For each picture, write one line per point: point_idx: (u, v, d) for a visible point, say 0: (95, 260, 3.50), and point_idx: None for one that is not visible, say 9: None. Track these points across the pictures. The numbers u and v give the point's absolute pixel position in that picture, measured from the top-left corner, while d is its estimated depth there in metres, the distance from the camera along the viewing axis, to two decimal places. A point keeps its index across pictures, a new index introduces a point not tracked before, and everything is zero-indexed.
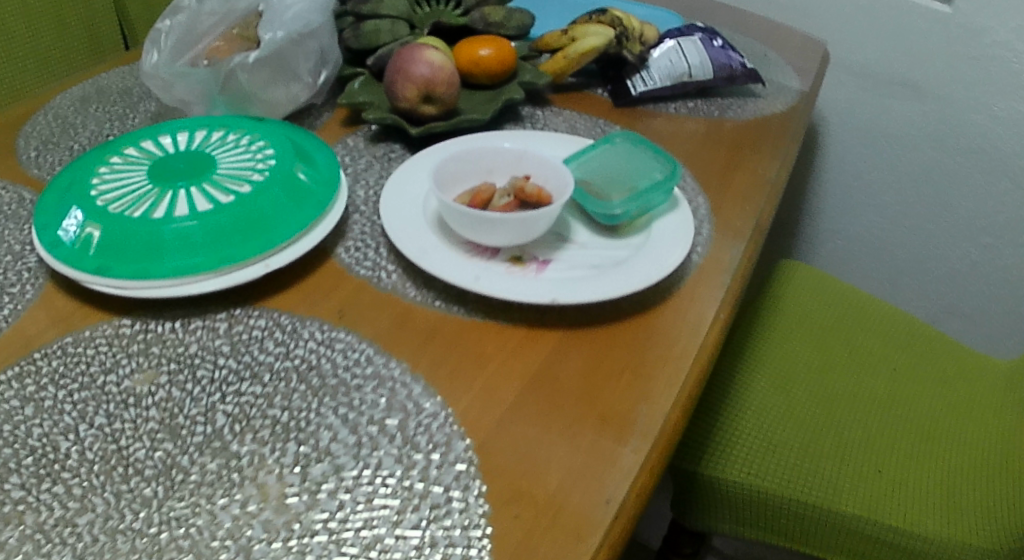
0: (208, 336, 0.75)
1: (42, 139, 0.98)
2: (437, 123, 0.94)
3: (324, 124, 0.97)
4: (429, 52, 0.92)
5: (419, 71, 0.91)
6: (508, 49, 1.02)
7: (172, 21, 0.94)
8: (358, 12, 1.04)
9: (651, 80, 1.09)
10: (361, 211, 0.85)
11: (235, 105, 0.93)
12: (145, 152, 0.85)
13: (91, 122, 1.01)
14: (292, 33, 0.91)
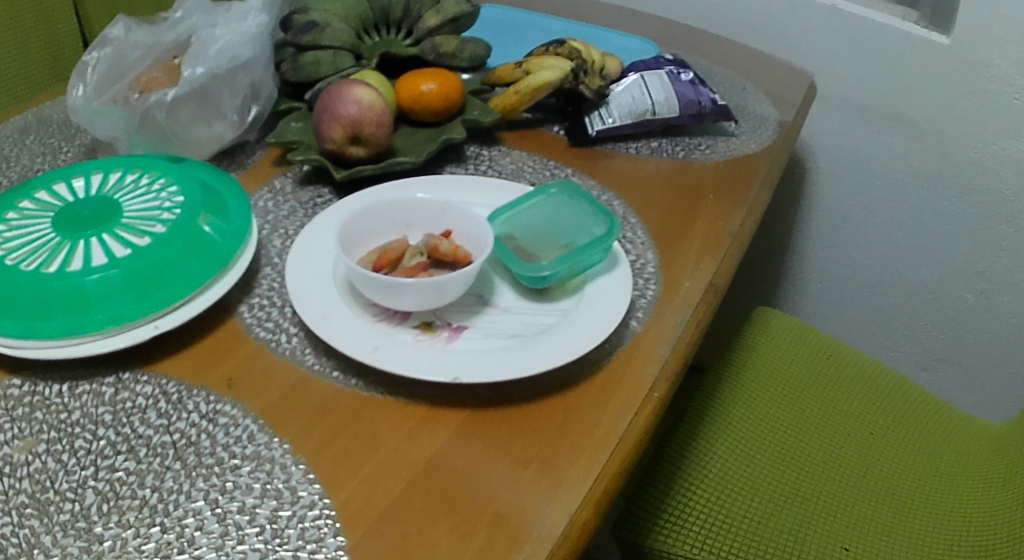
0: (94, 401, 0.69)
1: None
2: (366, 166, 0.89)
3: (255, 163, 0.93)
4: (359, 91, 0.87)
5: (347, 112, 0.85)
6: (453, 82, 0.96)
7: (100, 53, 0.91)
8: (300, 43, 1.00)
9: (612, 118, 1.04)
10: (273, 265, 0.80)
11: (157, 144, 0.88)
12: (55, 198, 0.80)
13: (23, 153, 0.96)
14: (216, 69, 0.87)
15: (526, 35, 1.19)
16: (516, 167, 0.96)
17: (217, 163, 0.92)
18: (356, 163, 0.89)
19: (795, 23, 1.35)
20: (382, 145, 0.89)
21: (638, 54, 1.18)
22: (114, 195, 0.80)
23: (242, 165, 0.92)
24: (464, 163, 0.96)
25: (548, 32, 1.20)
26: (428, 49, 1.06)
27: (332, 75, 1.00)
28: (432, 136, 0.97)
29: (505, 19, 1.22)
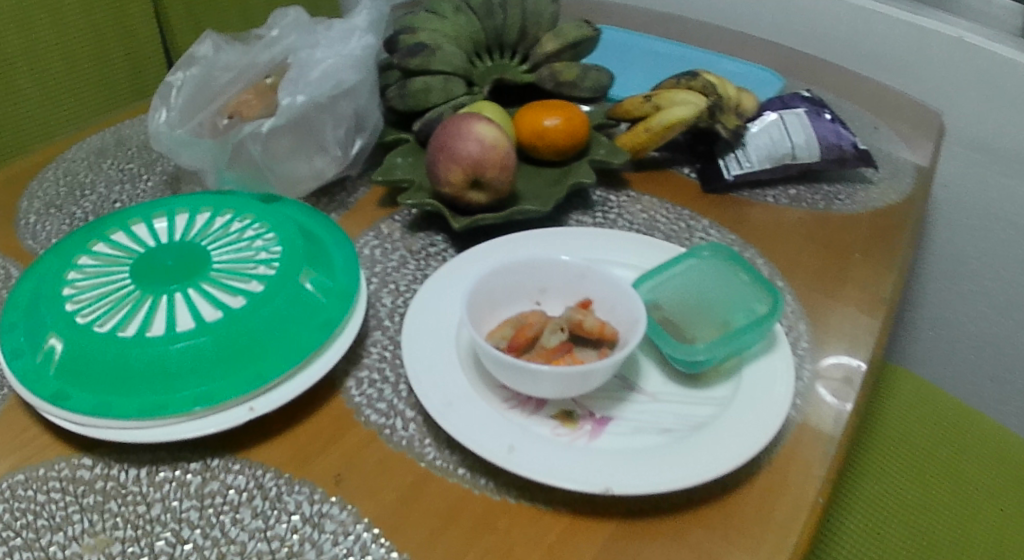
0: (177, 492, 0.59)
1: (44, 199, 0.84)
2: (487, 214, 0.79)
3: (359, 202, 0.84)
4: (480, 126, 0.78)
5: (466, 148, 0.76)
6: (579, 118, 0.88)
7: (185, 72, 0.80)
8: (406, 67, 0.90)
9: (750, 164, 0.92)
10: (384, 329, 0.70)
11: (249, 181, 0.78)
12: (135, 239, 0.70)
13: (101, 178, 0.87)
14: (318, 97, 0.76)
15: (638, 64, 1.08)
16: (647, 216, 0.86)
17: (316, 200, 0.83)
18: (474, 211, 0.79)
19: (918, 52, 1.16)
20: (503, 191, 0.79)
21: (761, 88, 1.04)
22: (202, 240, 0.70)
23: (346, 206, 0.83)
24: (591, 210, 0.87)
25: (660, 60, 1.09)
26: (548, 78, 0.96)
27: (442, 102, 0.90)
28: (554, 178, 0.88)
29: (616, 44, 1.12)
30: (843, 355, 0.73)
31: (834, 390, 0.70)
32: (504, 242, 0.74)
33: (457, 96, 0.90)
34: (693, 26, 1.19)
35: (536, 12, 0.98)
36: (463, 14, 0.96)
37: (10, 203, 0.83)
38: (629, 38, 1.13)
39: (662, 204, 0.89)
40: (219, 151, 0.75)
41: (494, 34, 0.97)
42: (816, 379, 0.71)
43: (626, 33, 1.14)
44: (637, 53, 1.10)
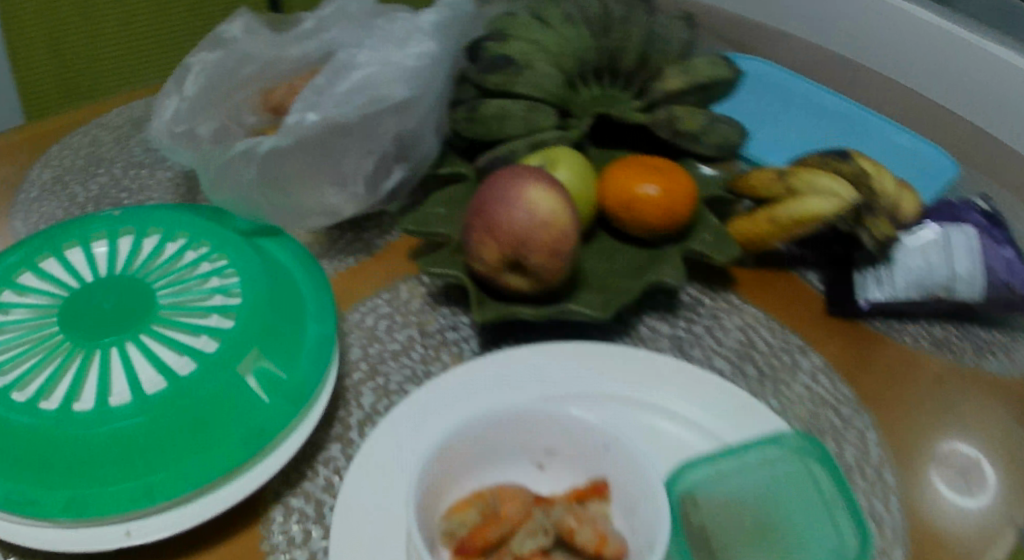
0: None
1: (58, 171, 0.75)
2: (528, 307, 0.60)
3: (386, 248, 0.69)
4: (536, 191, 0.59)
5: (508, 218, 0.58)
6: (686, 189, 0.67)
7: (208, 56, 0.68)
8: (482, 84, 0.73)
9: (896, 292, 0.70)
10: (345, 441, 0.56)
11: (246, 208, 0.64)
12: (88, 263, 0.59)
13: (124, 157, 0.77)
14: (334, 117, 0.61)
15: (777, 117, 0.84)
16: (745, 338, 0.66)
17: (339, 237, 0.70)
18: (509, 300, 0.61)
19: None
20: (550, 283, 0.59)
21: (926, 176, 0.77)
22: (156, 280, 0.58)
23: (371, 249, 0.69)
24: (673, 313, 0.67)
25: (806, 118, 0.85)
26: (664, 123, 0.77)
27: (520, 133, 0.73)
28: (635, 263, 0.68)
29: (756, 85, 0.88)
30: (972, 444, 0.61)
31: (950, 482, 0.58)
32: (523, 363, 0.57)
33: (543, 128, 0.74)
34: (866, 74, 0.94)
35: (666, 37, 0.80)
36: (570, 26, 0.78)
37: (24, 170, 0.75)
38: (780, 77, 0.89)
39: (763, 325, 0.68)
40: (207, 166, 0.62)
41: (605, 58, 0.79)
42: (929, 462, 0.59)
43: (775, 70, 0.90)
44: (773, 100, 0.86)
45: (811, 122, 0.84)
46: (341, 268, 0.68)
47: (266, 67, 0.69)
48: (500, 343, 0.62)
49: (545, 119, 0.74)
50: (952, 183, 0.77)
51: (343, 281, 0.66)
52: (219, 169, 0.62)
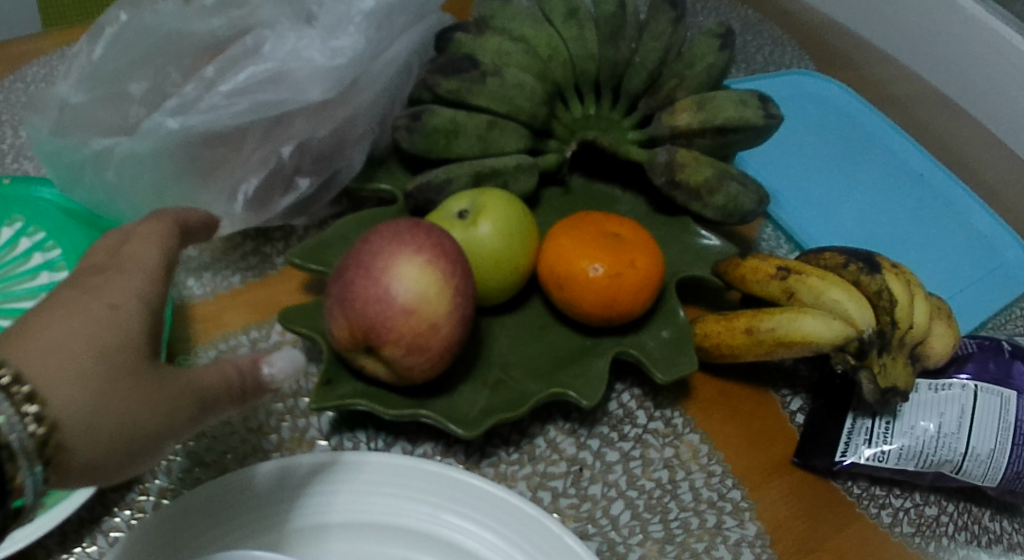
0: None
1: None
2: (367, 399, 0.49)
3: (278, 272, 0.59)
4: (410, 267, 0.47)
5: (368, 296, 0.47)
6: (635, 280, 0.53)
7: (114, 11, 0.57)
8: (433, 89, 0.57)
9: (885, 461, 0.54)
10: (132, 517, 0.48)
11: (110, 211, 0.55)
12: None
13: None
14: (196, 126, 0.52)
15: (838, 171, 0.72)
16: (667, 481, 0.52)
17: (235, 245, 0.60)
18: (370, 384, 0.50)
19: None
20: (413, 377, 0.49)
21: (996, 281, 0.65)
22: None
23: (263, 269, 0.59)
24: (585, 427, 0.54)
25: (870, 179, 0.71)
26: (661, 167, 0.59)
27: (472, 156, 0.57)
28: (559, 355, 0.55)
29: (831, 125, 0.75)
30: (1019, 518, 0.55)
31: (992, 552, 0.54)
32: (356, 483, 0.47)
33: (503, 153, 0.58)
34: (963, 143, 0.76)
35: (691, 56, 0.61)
36: (571, 25, 0.61)
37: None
38: (866, 119, 0.75)
39: (698, 467, 0.53)
40: (52, 159, 0.54)
41: (608, 72, 0.62)
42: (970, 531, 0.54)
43: (856, 104, 0.77)
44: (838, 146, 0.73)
45: (877, 181, 0.71)
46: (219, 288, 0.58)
47: None
48: (354, 430, 0.52)
49: (508, 140, 0.58)
50: (1010, 311, 0.64)
51: (213, 305, 0.56)
52: (69, 167, 0.53)
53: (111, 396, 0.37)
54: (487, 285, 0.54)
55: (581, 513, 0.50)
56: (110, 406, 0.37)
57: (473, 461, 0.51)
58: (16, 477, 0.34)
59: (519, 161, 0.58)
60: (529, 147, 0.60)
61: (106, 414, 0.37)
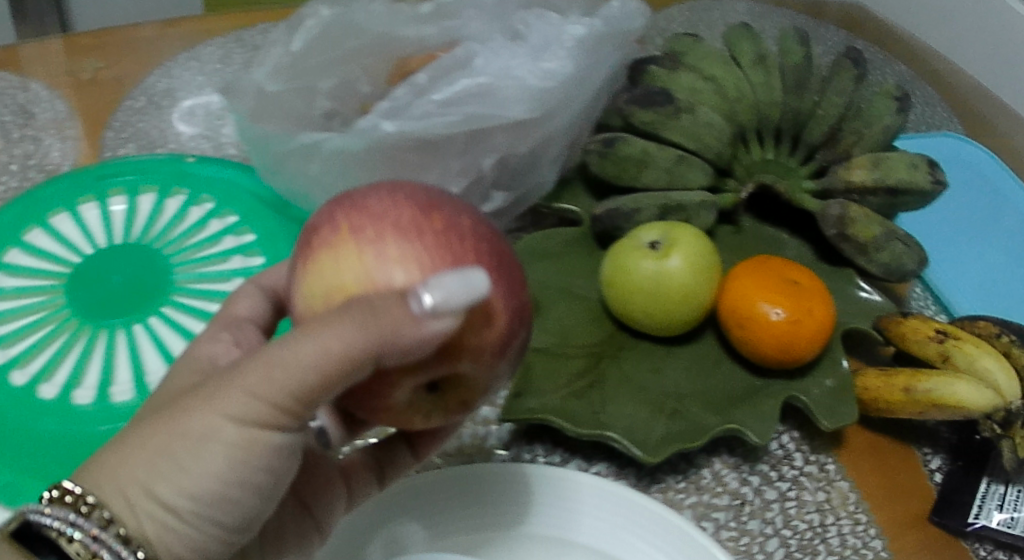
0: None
1: (173, 84, 0.68)
2: (559, 419, 0.51)
3: None
4: (327, 256, 0.36)
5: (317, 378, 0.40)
6: (814, 328, 0.54)
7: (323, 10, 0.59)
8: (628, 117, 0.58)
9: (1014, 528, 0.54)
10: None
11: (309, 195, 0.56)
12: (109, 220, 0.58)
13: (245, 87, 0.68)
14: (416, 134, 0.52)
15: (974, 239, 0.66)
16: (818, 525, 0.54)
17: None
18: (439, 418, 0.39)
19: None
20: (445, 366, 0.36)
21: None
22: (179, 257, 0.56)
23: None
24: (750, 466, 0.56)
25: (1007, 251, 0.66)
26: (832, 219, 0.57)
27: (658, 187, 0.57)
28: (731, 391, 0.55)
29: (969, 184, 0.70)
30: None
31: None
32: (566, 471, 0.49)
33: (686, 187, 0.58)
34: None
35: (870, 114, 0.59)
36: (758, 71, 0.60)
37: (139, 73, 0.69)
38: (1000, 178, 0.71)
39: (847, 514, 0.55)
40: (255, 147, 0.55)
41: (789, 120, 0.60)
42: None
43: (993, 163, 0.72)
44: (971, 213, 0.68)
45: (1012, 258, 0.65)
46: None
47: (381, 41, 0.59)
48: (534, 442, 0.53)
49: (694, 176, 0.58)
50: None
51: None
52: (272, 156, 0.55)
53: (164, 465, 0.35)
54: (668, 318, 0.54)
55: (741, 546, 0.52)
56: (168, 471, 0.35)
57: (643, 484, 0.53)
58: None
59: (703, 198, 0.57)
60: (709, 183, 0.59)
61: (178, 481, 0.35)
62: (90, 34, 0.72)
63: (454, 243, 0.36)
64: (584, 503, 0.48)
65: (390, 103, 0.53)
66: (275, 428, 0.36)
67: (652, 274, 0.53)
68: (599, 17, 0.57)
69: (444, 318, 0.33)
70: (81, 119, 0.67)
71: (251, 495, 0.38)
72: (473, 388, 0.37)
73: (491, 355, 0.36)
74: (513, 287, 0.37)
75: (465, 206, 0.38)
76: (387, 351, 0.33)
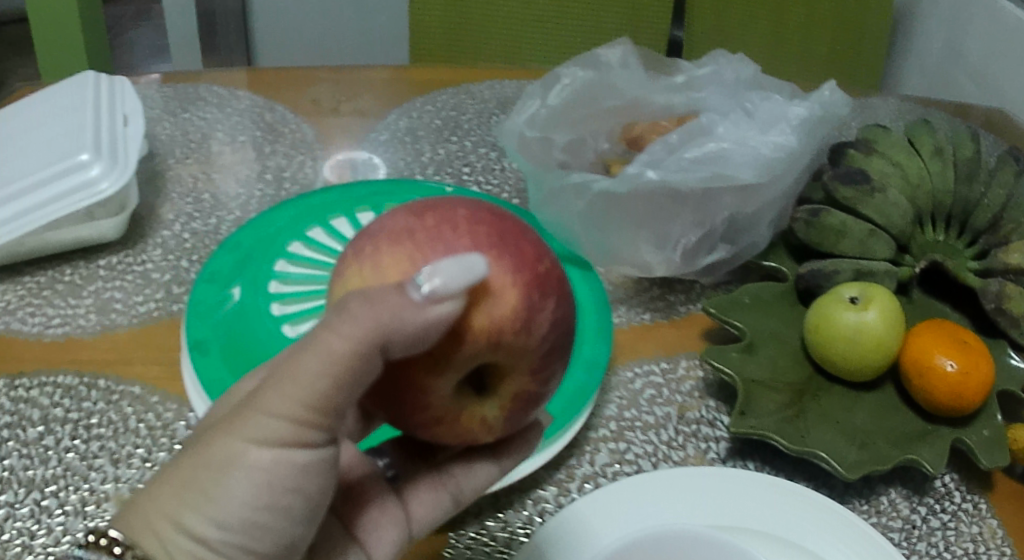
0: (11, 439, 0.60)
1: (413, 123, 0.76)
2: (777, 438, 0.60)
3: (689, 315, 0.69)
4: (354, 274, 0.42)
5: (370, 407, 0.45)
6: (984, 384, 0.63)
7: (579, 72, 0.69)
8: (832, 193, 0.68)
9: None
10: (561, 489, 0.58)
11: (564, 226, 0.65)
12: None
13: (481, 132, 0.76)
14: (675, 184, 0.61)
15: None
16: (973, 551, 0.61)
17: (649, 286, 0.70)
18: (504, 417, 0.44)
19: None
20: (471, 351, 0.41)
21: None
22: None
23: (670, 313, 0.68)
24: (920, 498, 0.64)
25: None
26: (992, 295, 0.66)
27: (851, 256, 0.68)
28: (908, 431, 0.64)
29: None
30: None
31: None
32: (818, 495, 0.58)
33: (874, 258, 0.68)
34: None
35: None
36: (935, 164, 0.71)
37: (382, 109, 0.78)
38: None
39: (997, 547, 0.62)
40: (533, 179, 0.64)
41: (960, 208, 0.71)
42: None
43: None
44: None
45: None
46: (634, 321, 0.67)
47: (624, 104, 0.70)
48: (745, 458, 0.62)
49: (884, 248, 0.68)
50: None
51: (625, 337, 0.66)
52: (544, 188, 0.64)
53: (192, 497, 0.39)
54: (862, 364, 0.64)
55: None
56: (197, 502, 0.39)
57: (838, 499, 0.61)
58: None
59: (888, 267, 0.68)
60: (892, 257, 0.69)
61: (206, 512, 0.39)
62: (334, 71, 0.81)
63: (448, 235, 0.42)
64: (810, 512, 0.57)
65: (648, 155, 0.63)
66: (300, 444, 0.40)
67: (853, 324, 0.63)
68: (817, 103, 0.67)
69: (446, 302, 0.39)
70: (330, 143, 0.75)
71: (283, 520, 0.41)
72: (521, 380, 0.43)
73: (513, 334, 0.41)
74: (522, 261, 0.42)
75: (465, 201, 0.44)
76: (393, 339, 0.39)
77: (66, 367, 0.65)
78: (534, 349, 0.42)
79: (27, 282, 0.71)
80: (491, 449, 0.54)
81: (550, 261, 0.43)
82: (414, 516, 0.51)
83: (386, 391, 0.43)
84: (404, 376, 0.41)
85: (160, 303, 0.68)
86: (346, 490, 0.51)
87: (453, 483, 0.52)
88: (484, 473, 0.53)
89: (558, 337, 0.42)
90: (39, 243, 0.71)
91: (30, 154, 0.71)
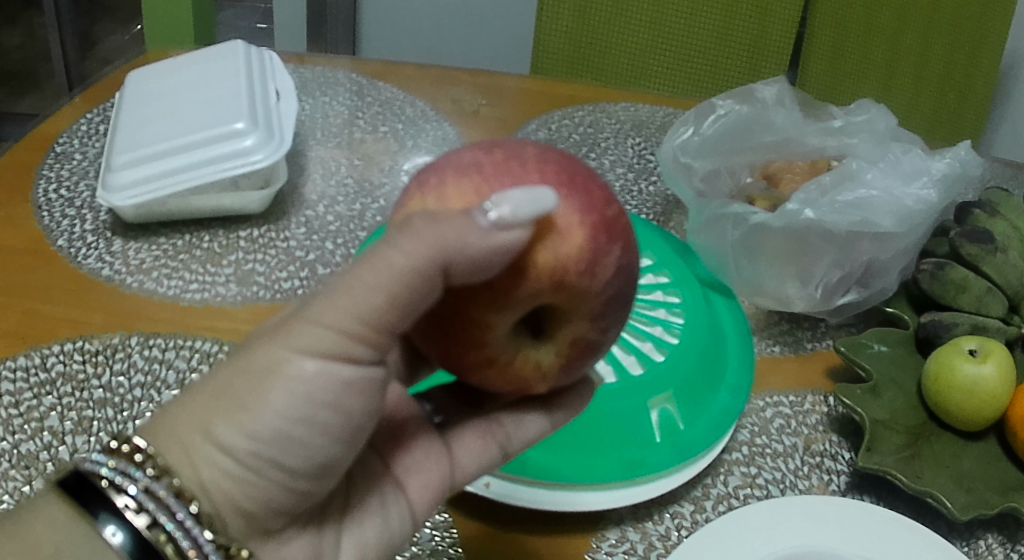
0: (146, 400, 0.59)
1: (552, 135, 0.84)
2: (899, 474, 0.62)
3: (815, 352, 0.73)
4: (415, 201, 0.40)
5: (420, 344, 0.42)
6: None
7: (735, 107, 0.78)
8: (957, 248, 0.70)
9: None
10: (698, 507, 0.60)
11: (718, 251, 0.70)
12: None
13: (617, 151, 0.83)
14: (831, 224, 0.66)
15: None
16: None
17: (778, 328, 0.75)
18: (560, 365, 0.41)
19: None
20: (533, 288, 0.37)
21: None
22: None
23: (797, 348, 0.73)
24: (1014, 544, 0.62)
25: None
26: None
27: (967, 310, 0.69)
28: (1014, 480, 0.63)
29: None
30: None
31: None
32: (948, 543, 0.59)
33: (989, 315, 0.69)
34: None
35: None
36: None
37: (522, 120, 0.85)
38: None
39: None
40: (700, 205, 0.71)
41: None
42: None
43: None
44: None
45: None
46: (765, 353, 0.72)
47: (774, 142, 0.77)
48: (863, 493, 0.63)
49: (996, 307, 0.69)
50: None
51: (761, 366, 0.71)
52: (708, 214, 0.70)
53: (225, 406, 0.38)
54: (973, 415, 0.64)
55: None
56: (230, 411, 0.38)
57: (955, 538, 0.62)
58: (185, 511, 0.37)
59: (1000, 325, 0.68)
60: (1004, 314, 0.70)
61: (238, 420, 0.38)
62: (475, 75, 0.90)
63: (515, 167, 0.39)
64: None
65: (806, 193, 0.67)
66: (348, 358, 0.38)
67: (973, 376, 0.63)
68: (955, 160, 0.71)
69: (515, 232, 0.36)
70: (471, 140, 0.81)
71: (321, 438, 0.40)
72: (580, 325, 0.40)
73: (577, 274, 0.37)
74: (590, 201, 0.39)
75: (534, 143, 0.41)
76: (455, 261, 0.36)
77: (205, 334, 0.65)
78: (596, 294, 0.38)
79: (163, 244, 0.72)
80: (542, 399, 0.51)
81: (616, 207, 0.40)
82: (458, 463, 0.50)
83: (437, 324, 0.40)
84: (459, 308, 0.38)
85: (303, 280, 0.69)
86: (391, 429, 0.51)
87: (502, 433, 0.51)
88: (534, 425, 0.51)
89: (621, 285, 0.39)
90: (180, 206, 0.71)
91: (182, 116, 0.73)
